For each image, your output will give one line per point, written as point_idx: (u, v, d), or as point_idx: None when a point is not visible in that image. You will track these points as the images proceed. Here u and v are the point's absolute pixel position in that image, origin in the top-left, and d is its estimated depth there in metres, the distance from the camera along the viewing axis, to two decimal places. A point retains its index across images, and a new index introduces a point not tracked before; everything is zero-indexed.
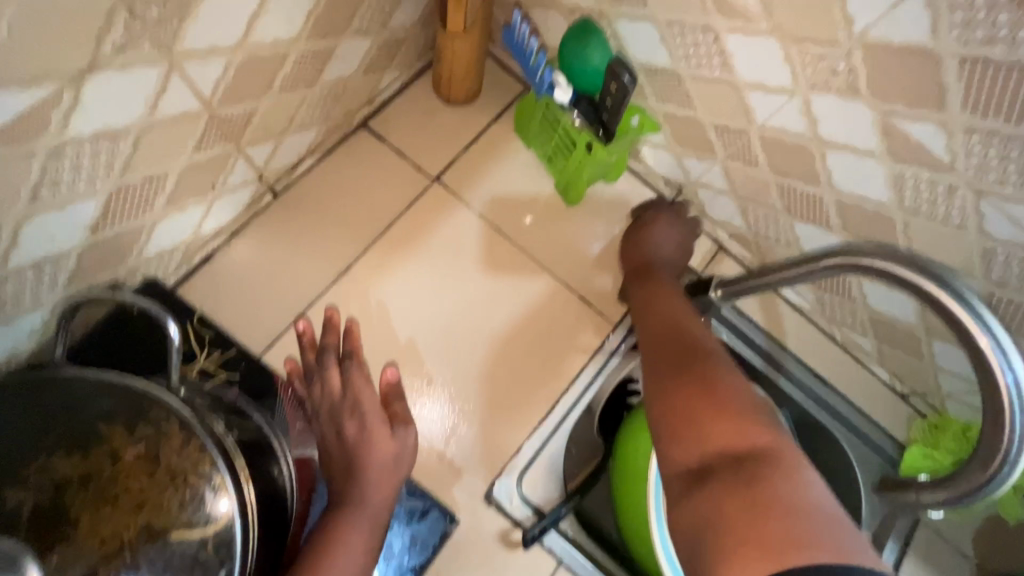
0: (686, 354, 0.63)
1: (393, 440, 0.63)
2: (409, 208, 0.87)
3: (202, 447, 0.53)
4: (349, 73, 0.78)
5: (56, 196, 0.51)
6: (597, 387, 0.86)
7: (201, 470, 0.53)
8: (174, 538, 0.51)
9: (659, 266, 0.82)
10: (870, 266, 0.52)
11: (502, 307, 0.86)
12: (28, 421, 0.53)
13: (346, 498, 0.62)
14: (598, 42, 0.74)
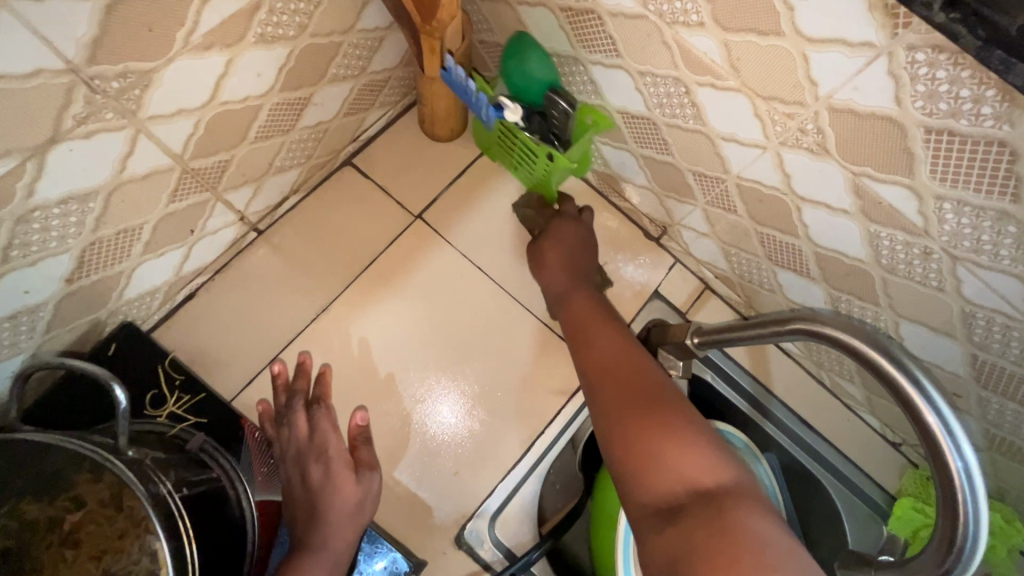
0: (640, 391, 0.60)
1: (356, 482, 0.62)
2: (391, 245, 0.88)
3: (141, 507, 0.54)
4: (329, 117, 0.79)
5: (27, 255, 0.53)
6: (576, 428, 0.86)
7: (145, 525, 0.53)
8: None
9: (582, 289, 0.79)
10: (831, 336, 0.51)
11: (481, 346, 0.86)
12: None
13: (305, 542, 0.60)
14: (539, 53, 0.73)
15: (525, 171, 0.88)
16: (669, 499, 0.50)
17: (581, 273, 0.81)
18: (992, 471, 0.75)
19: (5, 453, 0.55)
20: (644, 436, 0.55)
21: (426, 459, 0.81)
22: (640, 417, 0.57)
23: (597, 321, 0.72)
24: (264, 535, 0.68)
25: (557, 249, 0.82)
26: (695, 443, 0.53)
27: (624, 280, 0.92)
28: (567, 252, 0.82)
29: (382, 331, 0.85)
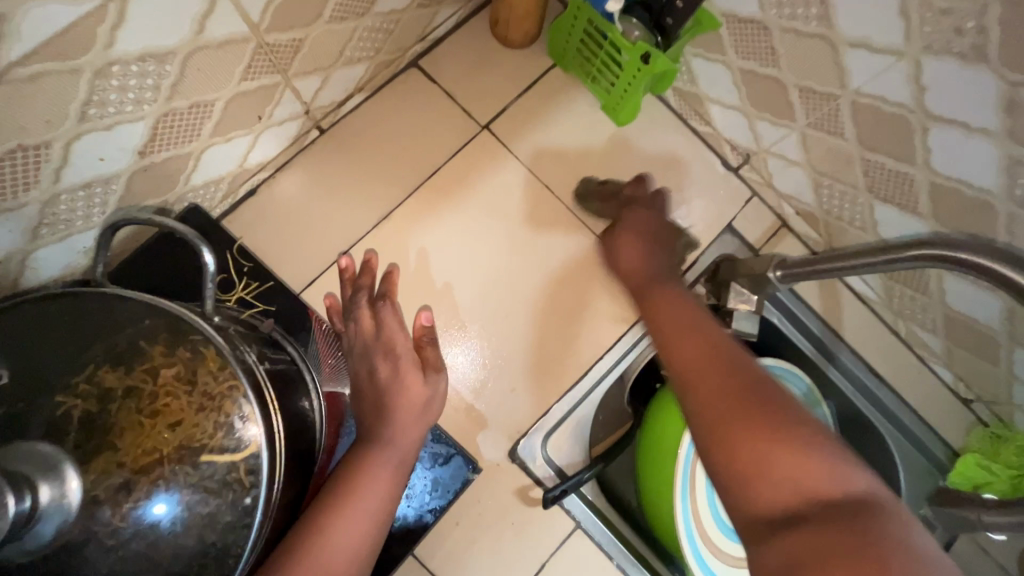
0: (745, 386, 0.46)
1: (424, 382, 0.58)
2: (457, 153, 0.83)
3: (233, 373, 0.54)
4: (403, 6, 0.73)
5: (104, 116, 0.50)
6: (632, 358, 0.84)
7: (231, 398, 0.53)
8: (207, 456, 0.51)
9: (661, 277, 0.64)
10: (1004, 276, 0.44)
11: (542, 267, 0.83)
12: (71, 338, 0.53)
13: (372, 437, 0.56)
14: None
15: (608, 81, 0.82)
16: (785, 502, 0.39)
17: (660, 254, 0.68)
18: None
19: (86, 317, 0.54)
20: (754, 432, 0.42)
21: (482, 375, 0.80)
22: (741, 416, 0.43)
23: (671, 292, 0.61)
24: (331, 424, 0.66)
25: (634, 251, 0.69)
26: (817, 437, 0.42)
27: (697, 210, 0.87)
28: (642, 239, 0.70)
29: (444, 242, 0.82)
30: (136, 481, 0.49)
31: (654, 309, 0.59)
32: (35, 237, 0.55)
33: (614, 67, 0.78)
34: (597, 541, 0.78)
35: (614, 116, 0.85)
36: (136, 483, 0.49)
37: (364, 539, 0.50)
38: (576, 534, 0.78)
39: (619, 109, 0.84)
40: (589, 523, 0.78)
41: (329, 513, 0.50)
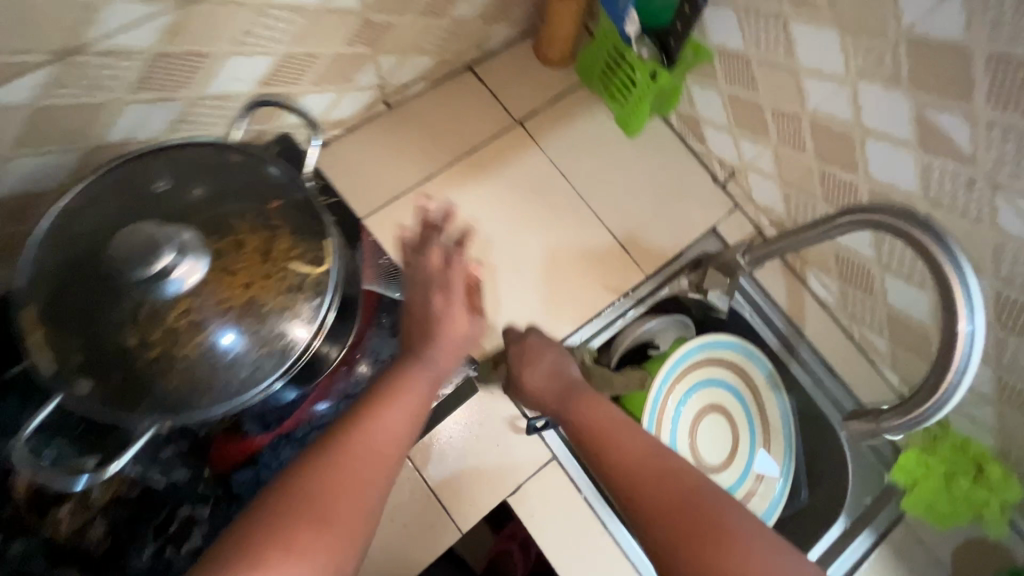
0: (666, 486, 0.59)
1: (469, 320, 0.65)
2: (494, 139, 1.02)
3: (304, 252, 0.59)
4: (469, 17, 0.93)
5: (248, 46, 0.68)
6: (620, 324, 0.98)
7: (299, 270, 0.58)
8: (267, 321, 0.57)
9: (575, 386, 0.75)
10: (901, 227, 0.58)
11: (552, 238, 0.99)
12: (178, 171, 0.58)
13: (414, 352, 0.63)
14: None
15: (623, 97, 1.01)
16: None
17: (562, 374, 0.76)
18: (999, 427, 0.84)
19: (193, 160, 0.60)
20: (690, 540, 0.55)
21: (489, 319, 0.93)
22: (672, 520, 0.56)
23: (597, 407, 0.70)
24: (365, 318, 0.74)
25: (537, 372, 0.77)
26: (741, 537, 0.54)
27: (687, 213, 1.03)
28: (555, 360, 0.78)
29: (473, 206, 0.98)
30: (208, 323, 0.54)
31: (589, 426, 0.68)
32: (173, 130, 0.72)
33: (629, 86, 0.97)
34: (570, 475, 0.88)
35: (625, 128, 1.04)
36: (208, 324, 0.54)
37: (407, 430, 0.57)
38: (551, 466, 0.88)
39: (628, 122, 1.03)
40: (564, 458, 0.88)
41: (377, 404, 0.58)
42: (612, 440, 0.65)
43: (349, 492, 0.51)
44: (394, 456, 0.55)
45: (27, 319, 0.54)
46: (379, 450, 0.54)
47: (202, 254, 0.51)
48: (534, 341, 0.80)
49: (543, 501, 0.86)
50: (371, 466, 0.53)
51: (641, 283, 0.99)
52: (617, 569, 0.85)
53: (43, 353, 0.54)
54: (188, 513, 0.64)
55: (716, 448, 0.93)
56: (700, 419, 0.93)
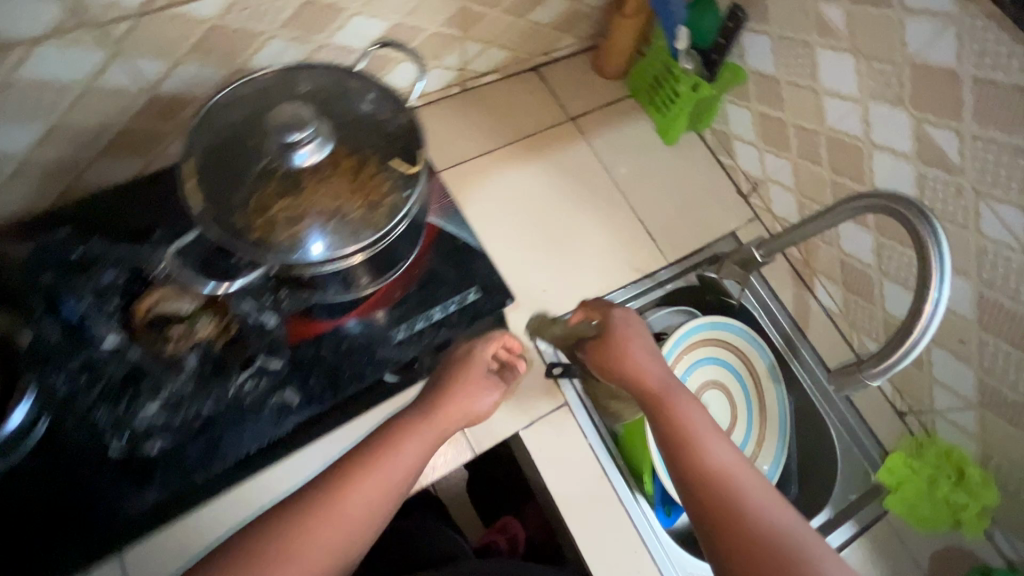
0: (739, 505, 0.63)
1: (474, 398, 0.79)
2: (548, 129, 1.16)
3: (384, 172, 0.70)
4: (545, 24, 1.11)
5: (373, 8, 0.85)
6: (640, 301, 1.08)
7: (381, 184, 0.69)
8: (339, 225, 0.67)
9: (670, 381, 0.78)
10: (892, 208, 0.69)
11: (588, 218, 1.11)
12: (308, 84, 0.72)
13: (415, 420, 0.74)
14: (715, 9, 0.99)
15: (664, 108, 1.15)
16: None
17: (659, 364, 0.80)
18: (980, 432, 0.91)
19: (322, 76, 0.73)
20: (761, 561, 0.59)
21: (524, 276, 1.04)
22: (741, 543, 0.60)
23: (685, 411, 0.73)
24: (425, 242, 0.87)
25: (640, 354, 0.81)
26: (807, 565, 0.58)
27: (711, 216, 1.15)
28: (650, 347, 0.82)
29: (522, 182, 1.11)
30: (298, 216, 0.66)
31: (676, 428, 0.72)
32: None
33: (671, 98, 1.12)
34: (579, 423, 0.95)
35: (664, 136, 1.18)
36: (299, 217, 0.66)
37: (379, 504, 0.65)
38: (562, 412, 0.95)
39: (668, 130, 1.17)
40: (575, 406, 0.95)
41: (365, 467, 0.67)
42: (694, 447, 0.69)
43: (313, 554, 0.60)
44: (363, 526, 0.64)
45: (187, 168, 0.67)
46: (345, 521, 0.63)
47: (327, 146, 0.67)
48: (634, 324, 0.85)
49: (556, 441, 0.93)
50: (335, 532, 0.62)
51: (663, 268, 1.10)
52: (614, 516, 0.90)
53: (195, 196, 0.66)
54: (265, 362, 0.74)
55: (713, 420, 1.00)
56: (702, 392, 1.01)
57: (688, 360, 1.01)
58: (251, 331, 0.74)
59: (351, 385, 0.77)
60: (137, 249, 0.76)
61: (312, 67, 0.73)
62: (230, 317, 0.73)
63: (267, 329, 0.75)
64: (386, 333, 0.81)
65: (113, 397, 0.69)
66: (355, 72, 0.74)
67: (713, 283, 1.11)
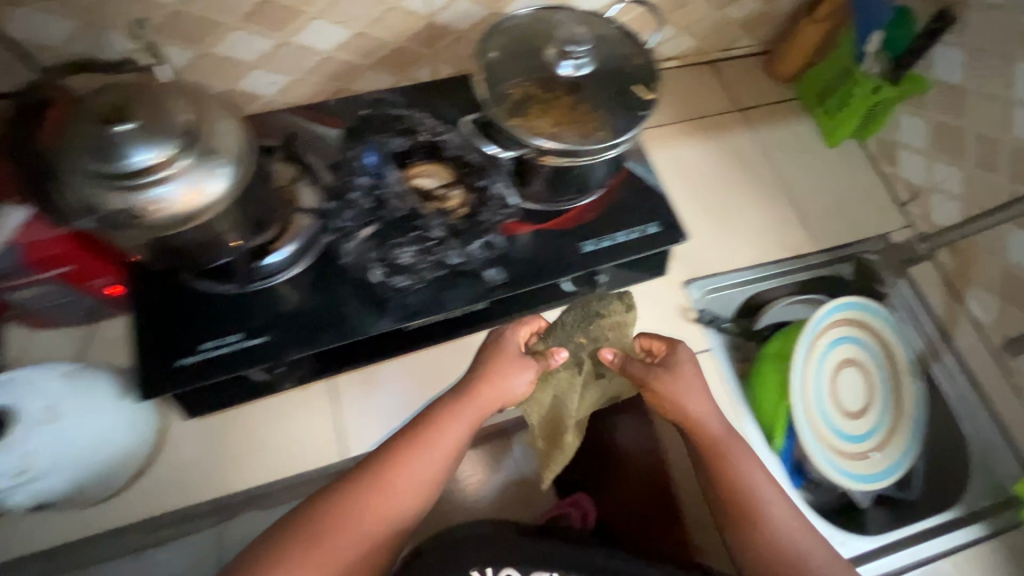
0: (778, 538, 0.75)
1: (520, 378, 0.82)
2: (717, 115, 1.26)
3: (622, 101, 0.82)
4: (734, 21, 1.23)
5: None
6: (787, 277, 1.13)
7: (620, 110, 0.82)
8: (576, 133, 0.79)
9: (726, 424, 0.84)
10: None
11: (746, 196, 1.18)
12: (569, 22, 0.88)
13: (451, 404, 0.77)
14: (912, 21, 1.06)
15: (834, 110, 1.23)
16: None
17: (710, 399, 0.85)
18: None
19: (580, 19, 0.89)
20: None
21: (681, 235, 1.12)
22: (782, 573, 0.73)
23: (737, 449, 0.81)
24: (618, 178, 0.99)
25: (695, 393, 0.84)
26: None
27: (865, 215, 1.19)
28: (701, 381, 0.86)
29: (688, 154, 1.21)
30: (550, 122, 0.79)
31: (726, 460, 0.80)
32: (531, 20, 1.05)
33: (845, 101, 1.19)
34: (716, 364, 1.02)
35: (828, 137, 1.25)
36: (550, 123, 0.79)
37: (423, 486, 0.71)
38: (706, 354, 1.03)
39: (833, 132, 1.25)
40: (716, 351, 1.03)
41: (408, 450, 0.72)
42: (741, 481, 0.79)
43: (360, 531, 0.67)
44: (409, 506, 0.70)
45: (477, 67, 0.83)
46: (393, 502, 0.69)
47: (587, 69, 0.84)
48: (686, 361, 0.87)
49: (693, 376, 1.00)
50: (382, 510, 0.68)
51: (816, 252, 1.15)
52: None
53: (482, 86, 0.82)
54: (489, 238, 0.87)
55: (851, 395, 1.04)
56: (841, 366, 1.04)
57: (834, 333, 1.04)
58: (490, 206, 0.87)
59: (547, 278, 0.89)
60: (424, 122, 0.93)
61: (570, 11, 0.89)
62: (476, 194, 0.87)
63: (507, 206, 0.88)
64: (576, 245, 0.92)
65: (382, 235, 0.84)
66: (603, 19, 0.89)
67: (848, 282, 1.18)
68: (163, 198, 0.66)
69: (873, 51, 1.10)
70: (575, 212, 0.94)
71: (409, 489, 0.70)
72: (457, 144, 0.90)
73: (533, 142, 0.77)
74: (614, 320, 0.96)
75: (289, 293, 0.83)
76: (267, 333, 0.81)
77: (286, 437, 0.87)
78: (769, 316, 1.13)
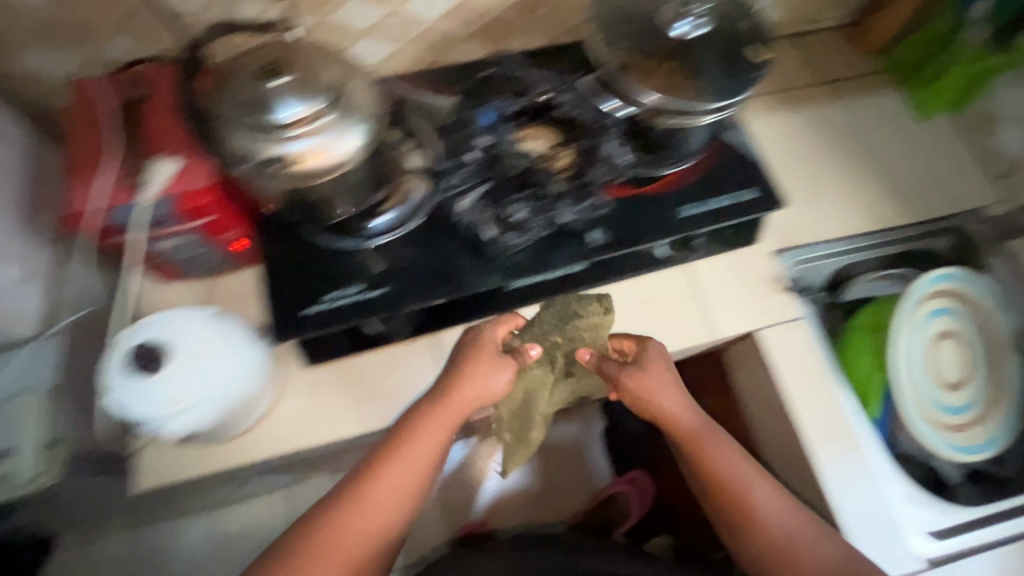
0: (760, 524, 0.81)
1: (497, 373, 0.82)
2: (804, 86, 1.22)
3: (735, 63, 0.83)
4: None
5: None
6: (876, 249, 1.12)
7: (733, 71, 0.82)
8: (685, 91, 0.81)
9: (702, 422, 0.86)
10: None
11: (835, 168, 1.15)
12: None
13: (430, 406, 0.80)
14: None
15: (928, 80, 1.19)
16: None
17: (684, 394, 0.87)
18: None
19: None
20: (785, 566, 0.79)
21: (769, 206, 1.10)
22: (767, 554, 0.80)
23: (714, 447, 0.85)
24: (715, 145, 0.98)
25: (668, 394, 0.85)
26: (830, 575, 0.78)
27: (959, 189, 1.16)
28: (674, 379, 0.87)
29: (774, 125, 1.17)
30: (662, 82, 0.81)
31: (705, 457, 0.84)
32: None
33: (943, 71, 1.16)
34: (810, 332, 1.01)
35: (920, 109, 1.21)
36: (663, 82, 0.81)
37: (415, 478, 0.78)
38: (798, 322, 1.01)
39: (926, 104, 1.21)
40: (808, 320, 1.02)
41: (399, 451, 0.78)
42: (723, 472, 0.83)
43: (370, 520, 0.75)
44: (406, 496, 0.77)
45: (594, 27, 0.88)
46: (390, 493, 0.76)
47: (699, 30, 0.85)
48: (654, 359, 0.87)
49: (785, 343, 1.00)
50: (385, 501, 0.76)
51: (909, 225, 1.13)
52: (841, 429, 0.94)
53: (602, 46, 0.86)
54: (595, 199, 0.87)
55: (950, 365, 1.04)
56: (943, 335, 1.04)
57: (935, 301, 1.04)
58: (597, 166, 0.87)
59: (646, 240, 0.90)
60: (532, 84, 0.94)
61: None
62: (585, 153, 0.87)
63: (615, 165, 0.87)
64: (673, 210, 0.93)
65: (497, 193, 0.85)
66: None
67: (939, 255, 1.17)
68: (301, 149, 0.70)
69: (980, 18, 1.09)
70: (673, 178, 0.94)
71: (405, 482, 0.77)
72: (570, 104, 0.90)
73: (648, 96, 0.81)
74: (591, 321, 0.91)
75: (404, 249, 0.87)
76: (386, 284, 0.85)
77: (391, 387, 0.91)
78: (857, 289, 1.13)
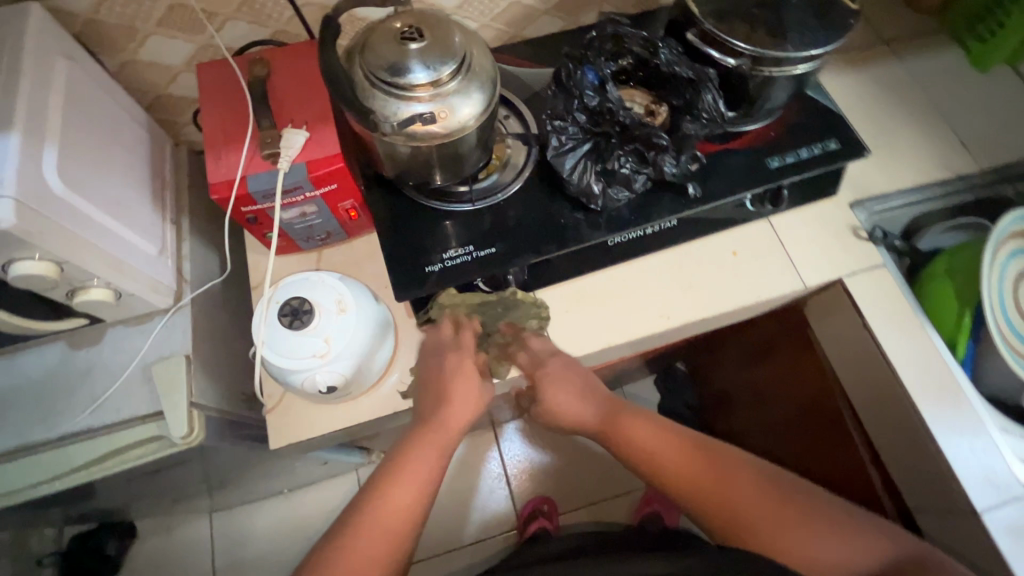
0: (718, 493, 0.76)
1: (471, 381, 0.86)
2: (861, 47, 1.26)
3: (823, 14, 0.87)
4: None
5: None
6: (944, 197, 1.16)
7: (820, 22, 0.87)
8: (778, 42, 0.85)
9: (607, 406, 0.88)
10: None
11: (899, 122, 1.19)
12: None
13: (420, 428, 0.82)
14: None
15: (984, 33, 1.21)
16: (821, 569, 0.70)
17: (587, 381, 0.90)
18: None
19: None
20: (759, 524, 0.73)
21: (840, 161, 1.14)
22: (739, 522, 0.74)
23: (627, 424, 0.85)
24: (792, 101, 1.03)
25: (568, 394, 0.88)
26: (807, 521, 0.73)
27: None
28: (573, 368, 0.89)
29: (836, 86, 1.22)
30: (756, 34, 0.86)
31: (627, 435, 0.84)
32: None
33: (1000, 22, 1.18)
34: (893, 276, 1.03)
35: (977, 62, 1.24)
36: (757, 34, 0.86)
37: (415, 499, 0.76)
38: (881, 269, 1.03)
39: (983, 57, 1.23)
40: (889, 265, 1.04)
41: (391, 476, 0.77)
42: (646, 445, 0.83)
43: (368, 547, 0.71)
44: (410, 516, 0.74)
45: None
46: (394, 513, 0.74)
47: None
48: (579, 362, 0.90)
49: (872, 288, 1.02)
50: (386, 524, 0.73)
51: (977, 171, 1.15)
52: (935, 366, 0.98)
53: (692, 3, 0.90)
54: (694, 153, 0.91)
55: None
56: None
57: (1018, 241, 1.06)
58: (695, 118, 0.90)
59: (739, 191, 0.95)
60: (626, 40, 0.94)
61: None
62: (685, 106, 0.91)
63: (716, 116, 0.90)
64: (763, 161, 0.97)
65: (600, 151, 0.90)
66: None
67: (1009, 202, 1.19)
68: (425, 112, 0.75)
69: None
70: (757, 133, 1.00)
71: (402, 503, 0.75)
72: (670, 61, 0.91)
73: (741, 46, 0.85)
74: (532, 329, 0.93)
75: (512, 210, 0.95)
76: (496, 243, 0.92)
77: None
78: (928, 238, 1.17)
